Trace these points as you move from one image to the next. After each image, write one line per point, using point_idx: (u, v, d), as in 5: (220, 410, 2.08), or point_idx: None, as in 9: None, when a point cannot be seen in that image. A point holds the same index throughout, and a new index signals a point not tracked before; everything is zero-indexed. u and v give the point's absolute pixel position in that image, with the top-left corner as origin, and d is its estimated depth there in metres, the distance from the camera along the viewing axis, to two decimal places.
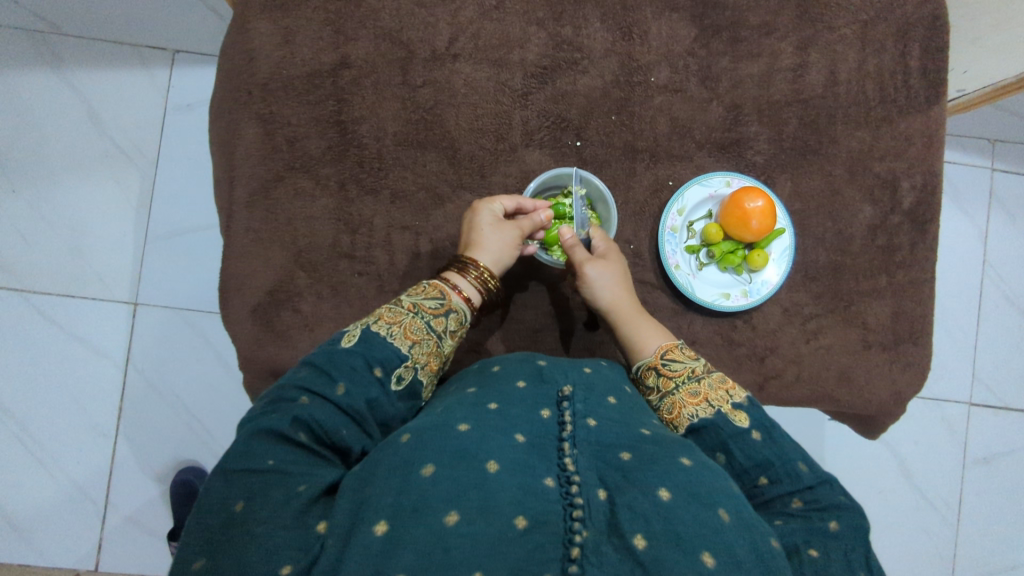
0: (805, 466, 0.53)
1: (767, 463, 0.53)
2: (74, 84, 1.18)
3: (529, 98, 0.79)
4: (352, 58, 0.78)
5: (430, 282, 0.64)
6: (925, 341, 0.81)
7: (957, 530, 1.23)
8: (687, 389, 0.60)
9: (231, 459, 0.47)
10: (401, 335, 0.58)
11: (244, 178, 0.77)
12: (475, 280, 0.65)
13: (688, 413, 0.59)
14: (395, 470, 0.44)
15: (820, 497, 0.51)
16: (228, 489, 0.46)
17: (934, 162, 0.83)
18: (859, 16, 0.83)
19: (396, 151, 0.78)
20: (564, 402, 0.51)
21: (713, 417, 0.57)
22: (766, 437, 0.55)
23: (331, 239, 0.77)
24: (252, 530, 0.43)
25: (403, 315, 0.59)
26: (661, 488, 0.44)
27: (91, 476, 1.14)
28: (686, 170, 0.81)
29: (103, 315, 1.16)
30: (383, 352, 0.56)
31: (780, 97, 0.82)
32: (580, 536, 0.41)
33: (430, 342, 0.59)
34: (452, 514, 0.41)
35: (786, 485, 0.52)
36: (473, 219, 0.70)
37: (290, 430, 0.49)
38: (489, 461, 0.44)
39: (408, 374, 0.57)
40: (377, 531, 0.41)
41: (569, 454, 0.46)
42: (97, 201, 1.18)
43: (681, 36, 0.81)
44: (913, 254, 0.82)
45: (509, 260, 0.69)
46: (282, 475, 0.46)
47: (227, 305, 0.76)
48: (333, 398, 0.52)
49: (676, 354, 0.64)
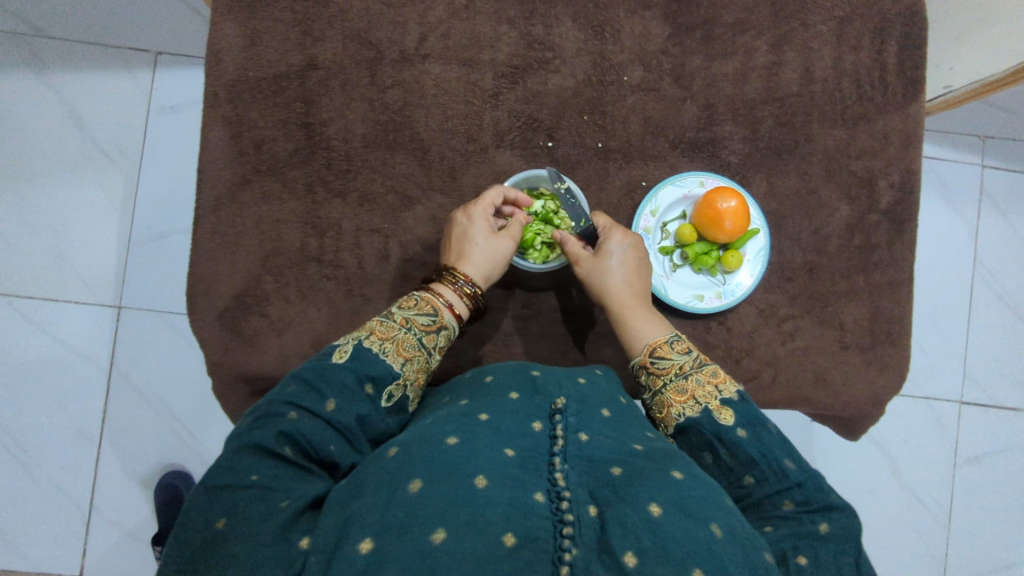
0: (792, 463, 0.53)
1: (754, 462, 0.53)
2: (57, 86, 1.18)
3: (500, 98, 0.78)
4: (319, 60, 0.77)
5: (420, 294, 0.64)
6: (903, 342, 0.81)
7: (949, 530, 1.22)
8: (675, 387, 0.60)
9: (217, 473, 0.48)
10: (393, 351, 0.59)
11: (211, 181, 0.76)
12: (465, 295, 0.66)
13: (677, 411, 0.59)
14: (383, 484, 0.43)
15: (810, 496, 0.51)
16: (211, 505, 0.46)
17: (912, 161, 0.82)
18: (835, 13, 0.82)
19: (365, 153, 0.77)
20: (556, 416, 0.50)
21: (699, 414, 0.57)
22: (751, 436, 0.55)
23: (299, 243, 0.76)
24: (233, 549, 0.43)
25: (394, 331, 0.60)
26: (652, 504, 0.43)
27: (74, 480, 1.14)
28: (660, 170, 0.80)
29: (88, 318, 1.16)
30: (375, 369, 0.57)
31: (755, 95, 0.81)
32: (569, 554, 0.40)
33: (421, 359, 0.61)
34: (439, 532, 0.40)
35: (774, 484, 0.52)
36: (467, 229, 0.69)
37: (276, 444, 0.49)
38: (476, 477, 0.43)
39: (398, 391, 0.58)
40: (362, 549, 0.40)
41: (559, 469, 0.45)
42: (82, 205, 1.17)
43: (654, 34, 0.80)
44: (890, 254, 0.81)
45: (499, 275, 0.70)
46: (265, 489, 0.46)
47: (194, 310, 0.75)
48: (322, 414, 0.52)
49: (666, 349, 0.64)
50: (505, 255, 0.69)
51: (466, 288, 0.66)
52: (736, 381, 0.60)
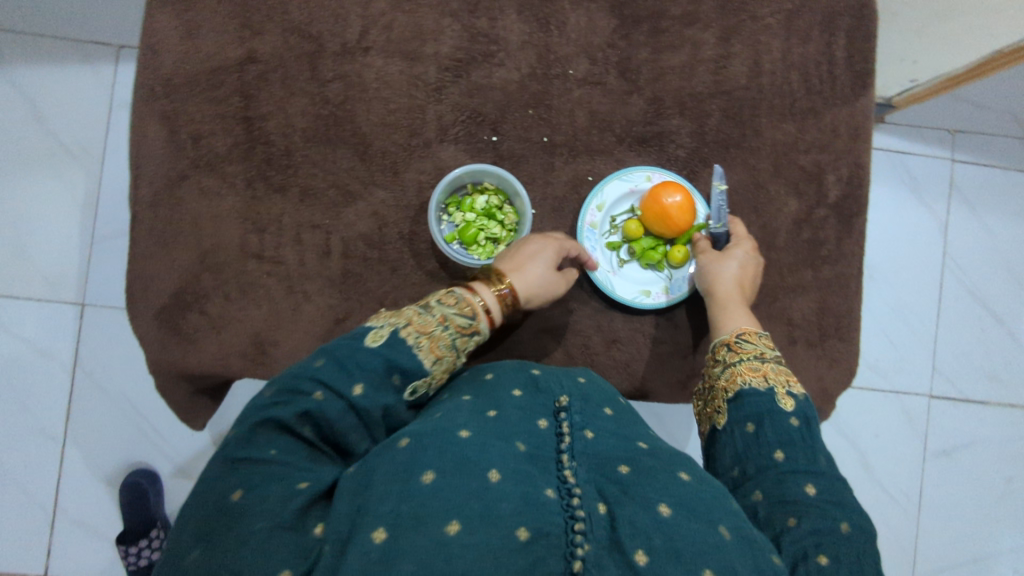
0: (825, 460, 0.56)
1: (792, 443, 0.57)
2: (15, 80, 1.16)
3: (443, 92, 0.77)
4: (258, 53, 0.76)
5: (461, 292, 0.62)
6: (852, 336, 0.80)
7: (918, 523, 1.22)
8: (749, 363, 0.63)
9: (236, 441, 0.48)
10: (427, 348, 0.56)
11: (148, 177, 0.74)
12: (501, 300, 0.64)
13: (743, 380, 0.62)
14: (397, 475, 0.43)
15: (834, 492, 0.54)
16: (226, 477, 0.47)
17: (860, 155, 0.81)
18: (783, 6, 0.81)
19: (305, 148, 0.76)
20: (561, 413, 0.51)
21: (764, 390, 0.60)
22: (803, 425, 0.58)
23: (238, 240, 0.75)
24: (251, 527, 0.43)
25: (432, 326, 0.57)
26: (661, 504, 0.44)
27: (37, 479, 1.12)
28: (606, 165, 0.79)
29: (47, 315, 1.14)
30: (408, 361, 0.54)
31: (702, 89, 0.80)
32: (581, 550, 0.40)
33: (450, 360, 0.58)
34: (453, 524, 0.40)
35: (804, 469, 0.55)
36: (536, 251, 0.70)
37: (297, 424, 0.49)
38: (490, 470, 0.44)
39: (422, 387, 0.56)
40: (376, 538, 0.40)
41: (568, 467, 0.46)
42: (42, 200, 1.16)
43: (599, 27, 0.79)
44: (839, 248, 0.81)
45: (538, 300, 0.69)
46: (282, 466, 0.47)
47: (134, 308, 0.74)
48: (348, 399, 0.51)
49: (752, 337, 0.67)
50: (551, 289, 0.70)
51: (506, 298, 0.64)
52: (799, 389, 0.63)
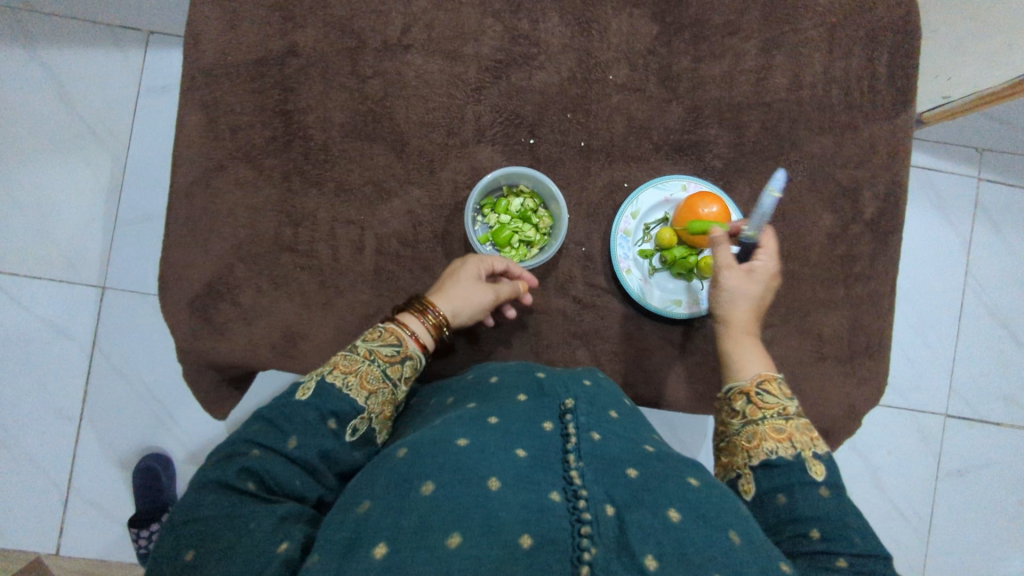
0: (860, 534, 0.51)
1: (824, 518, 0.51)
2: (45, 62, 1.16)
3: (482, 93, 0.77)
4: (300, 47, 0.75)
5: (385, 326, 0.64)
6: (881, 354, 0.80)
7: (927, 542, 1.21)
8: (774, 423, 0.56)
9: (180, 511, 0.47)
10: (358, 384, 0.57)
11: (185, 166, 0.74)
12: (431, 325, 0.66)
13: (768, 447, 0.55)
14: (396, 486, 0.43)
15: (868, 562, 0.49)
16: (177, 538, 0.45)
17: (898, 172, 0.81)
18: (827, 19, 0.80)
19: (343, 143, 0.76)
20: (567, 415, 0.50)
21: (792, 459, 0.54)
22: (834, 496, 0.53)
23: (273, 232, 0.75)
24: (212, 569, 0.42)
25: (358, 363, 0.59)
26: (670, 509, 0.43)
27: (52, 459, 1.13)
28: (643, 172, 0.79)
29: (69, 298, 1.15)
30: (339, 404, 0.55)
31: (742, 100, 0.80)
32: (589, 554, 0.39)
33: (386, 391, 0.59)
34: (454, 536, 0.39)
35: (837, 543, 0.50)
36: (455, 269, 0.71)
37: (238, 480, 0.49)
38: (490, 479, 0.43)
39: (363, 424, 0.57)
40: (376, 554, 0.39)
41: (575, 468, 0.45)
42: (68, 183, 1.16)
43: (641, 33, 0.79)
44: (873, 266, 0.80)
45: (469, 318, 0.70)
46: (230, 515, 0.46)
47: (166, 295, 0.74)
48: (284, 451, 0.51)
49: (773, 386, 0.60)
50: (481, 303, 0.69)
51: (433, 319, 0.66)
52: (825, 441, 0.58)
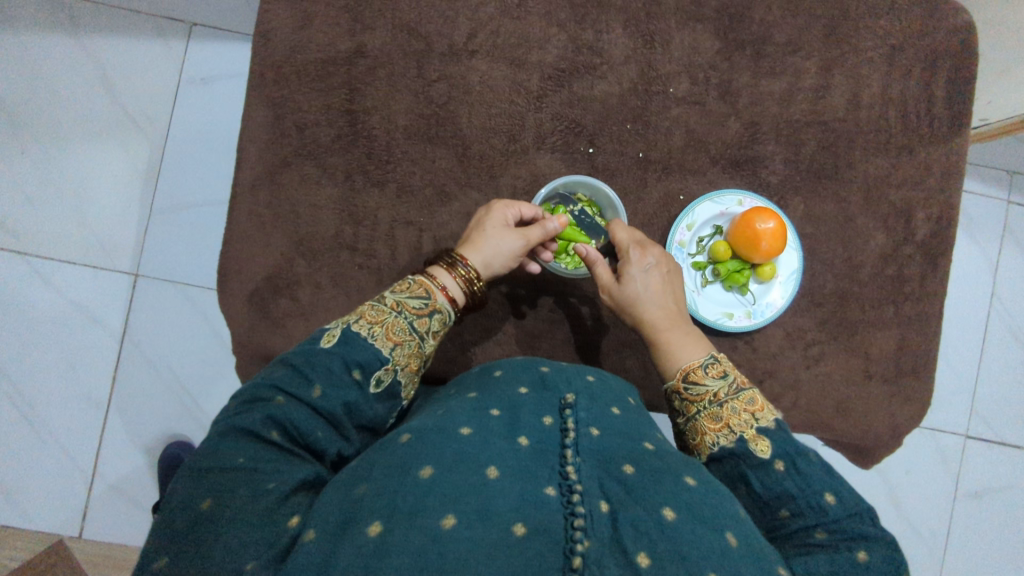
0: (833, 498, 0.50)
1: (789, 496, 0.50)
2: (91, 49, 1.17)
3: (544, 100, 0.78)
4: (368, 47, 0.76)
5: (415, 278, 0.62)
6: (927, 375, 0.80)
7: (942, 562, 1.22)
8: (708, 415, 0.57)
9: (201, 457, 0.46)
10: (383, 335, 0.56)
11: (251, 162, 0.76)
12: (461, 279, 0.63)
13: (711, 441, 0.56)
14: (394, 468, 0.42)
15: (846, 528, 0.48)
16: (196, 487, 0.44)
17: (952, 195, 0.81)
18: (887, 41, 0.81)
19: (406, 145, 0.77)
20: (567, 410, 0.48)
21: (734, 446, 0.54)
22: (790, 468, 0.51)
23: (333, 230, 0.76)
24: (220, 528, 0.41)
25: (386, 314, 0.57)
26: (665, 508, 0.42)
27: (80, 442, 1.14)
28: (699, 185, 0.80)
29: (104, 283, 1.16)
30: (364, 354, 0.54)
31: (800, 117, 0.80)
32: (582, 546, 0.38)
33: (413, 343, 0.57)
34: (449, 518, 0.38)
35: (811, 518, 0.49)
36: (482, 218, 0.68)
37: (263, 429, 0.48)
38: (489, 467, 0.42)
39: (388, 376, 0.55)
40: (371, 532, 0.38)
41: (571, 462, 0.44)
42: (108, 170, 1.17)
43: (703, 48, 0.80)
44: (923, 287, 0.81)
45: (502, 269, 0.67)
46: (250, 472, 0.44)
47: (225, 288, 0.75)
48: (308, 400, 0.50)
49: (699, 374, 0.60)
50: (511, 250, 0.66)
51: (461, 270, 0.63)
52: (774, 410, 0.57)
